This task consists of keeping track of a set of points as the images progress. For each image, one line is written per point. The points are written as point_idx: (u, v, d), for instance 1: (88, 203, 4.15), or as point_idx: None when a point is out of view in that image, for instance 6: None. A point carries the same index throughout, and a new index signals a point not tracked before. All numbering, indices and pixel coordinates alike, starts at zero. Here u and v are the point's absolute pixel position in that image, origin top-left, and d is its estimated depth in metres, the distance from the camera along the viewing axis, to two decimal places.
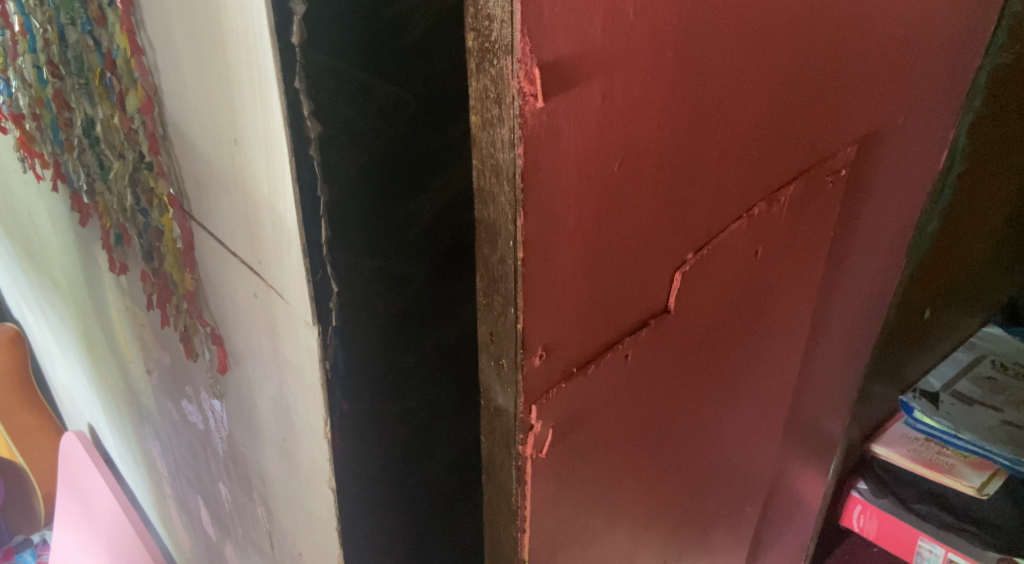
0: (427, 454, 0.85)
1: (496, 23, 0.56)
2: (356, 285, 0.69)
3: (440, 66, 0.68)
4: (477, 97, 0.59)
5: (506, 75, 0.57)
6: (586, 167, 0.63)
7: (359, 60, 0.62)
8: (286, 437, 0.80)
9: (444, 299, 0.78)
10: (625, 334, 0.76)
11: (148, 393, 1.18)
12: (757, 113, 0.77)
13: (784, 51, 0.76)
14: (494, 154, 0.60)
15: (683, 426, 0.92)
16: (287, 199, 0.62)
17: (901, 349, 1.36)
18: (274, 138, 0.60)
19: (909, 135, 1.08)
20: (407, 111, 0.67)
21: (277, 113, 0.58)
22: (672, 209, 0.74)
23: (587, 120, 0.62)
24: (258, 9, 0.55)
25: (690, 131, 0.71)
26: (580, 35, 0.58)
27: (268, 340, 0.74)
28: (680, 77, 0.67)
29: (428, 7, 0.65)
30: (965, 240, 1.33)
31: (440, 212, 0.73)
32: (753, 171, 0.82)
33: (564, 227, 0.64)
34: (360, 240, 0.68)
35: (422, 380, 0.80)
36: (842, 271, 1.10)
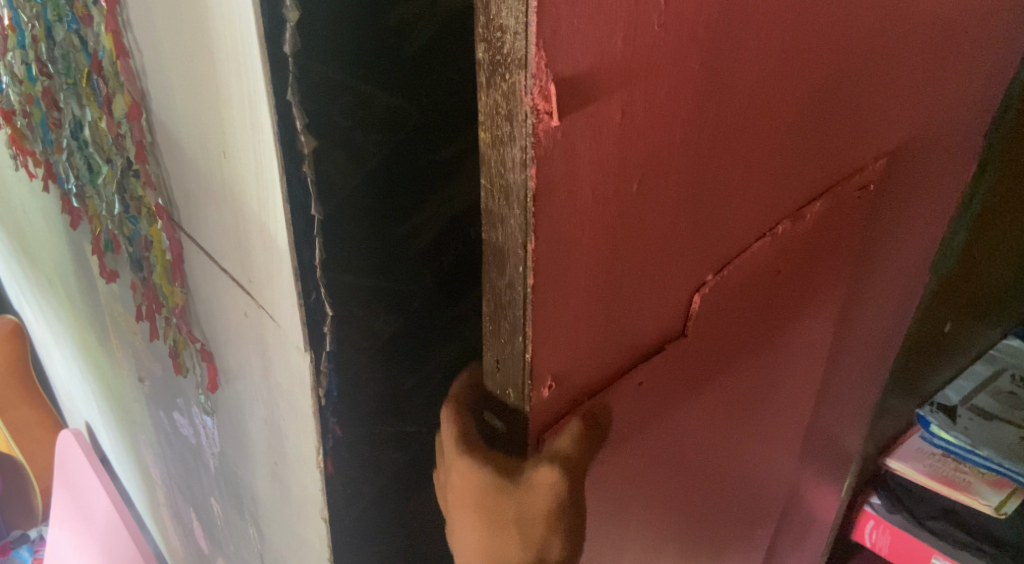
0: (428, 479, 0.80)
1: (508, 35, 0.51)
2: (353, 303, 0.65)
3: (448, 75, 0.63)
4: (487, 112, 0.55)
5: (518, 91, 0.52)
6: (601, 190, 0.59)
7: (357, 69, 0.57)
8: (276, 460, 0.76)
9: (449, 319, 0.74)
10: (639, 360, 0.71)
11: (141, 401, 1.14)
12: (785, 123, 0.72)
13: (816, 57, 0.71)
14: (504, 174, 0.56)
15: (695, 448, 0.87)
16: (280, 218, 0.57)
17: (921, 365, 1.31)
18: (266, 157, 0.55)
19: (942, 146, 1.02)
20: (411, 124, 0.62)
21: (269, 128, 0.54)
22: (692, 229, 0.69)
23: (605, 138, 0.57)
24: (249, 15, 0.51)
25: (714, 147, 0.66)
26: (599, 47, 0.54)
27: (259, 362, 0.70)
28: (705, 91, 0.62)
29: (437, 10, 0.60)
30: (988, 252, 1.28)
31: (445, 227, 0.69)
32: (778, 188, 0.77)
33: (577, 250, 0.60)
34: (357, 258, 0.64)
35: (422, 402, 0.76)
36: (867, 288, 1.05)
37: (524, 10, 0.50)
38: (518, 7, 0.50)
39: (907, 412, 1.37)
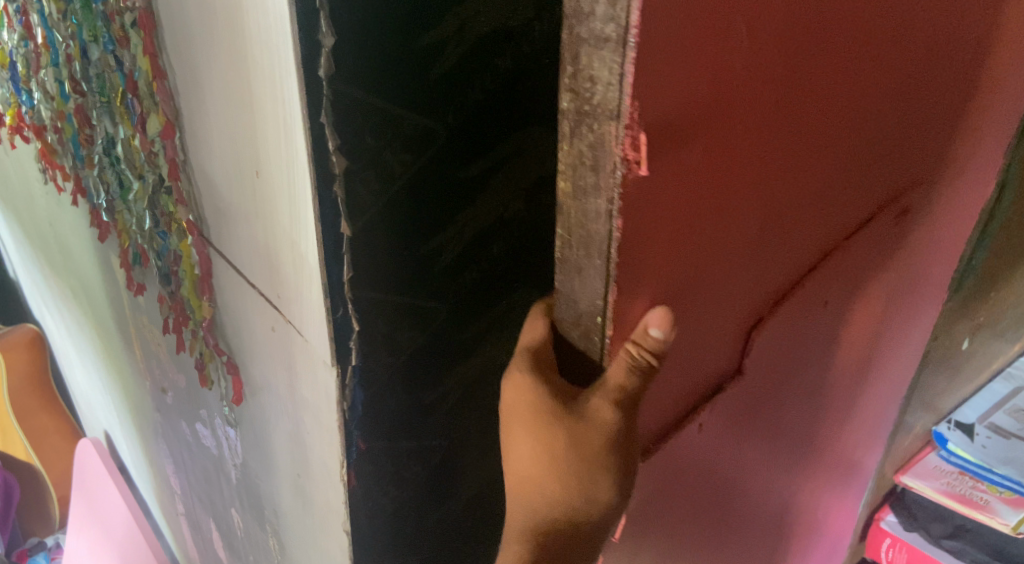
0: (441, 488, 0.83)
1: (600, 85, 0.50)
2: (380, 319, 0.67)
3: (472, 96, 0.66)
4: (573, 163, 0.53)
5: (608, 141, 0.50)
6: (680, 237, 0.57)
7: (388, 91, 0.59)
8: (299, 473, 0.77)
9: (470, 335, 0.78)
10: (699, 400, 0.71)
11: (163, 412, 1.16)
12: (844, 153, 0.71)
13: (879, 86, 0.70)
14: (586, 224, 0.54)
15: (732, 479, 0.85)
16: (311, 236, 0.59)
17: (938, 386, 1.31)
18: (300, 176, 0.57)
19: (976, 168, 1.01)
20: (437, 145, 0.65)
21: (304, 149, 0.55)
22: (755, 266, 0.68)
23: (687, 182, 0.55)
24: (288, 40, 0.53)
25: (781, 182, 0.65)
26: (688, 88, 0.51)
27: (285, 376, 0.71)
28: (777, 128, 0.61)
29: (465, 34, 0.62)
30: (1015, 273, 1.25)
31: (467, 245, 0.73)
32: (833, 213, 0.76)
33: (658, 289, 0.58)
34: (385, 276, 0.66)
35: (442, 419, 0.80)
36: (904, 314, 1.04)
37: (619, 61, 0.48)
38: (612, 58, 0.48)
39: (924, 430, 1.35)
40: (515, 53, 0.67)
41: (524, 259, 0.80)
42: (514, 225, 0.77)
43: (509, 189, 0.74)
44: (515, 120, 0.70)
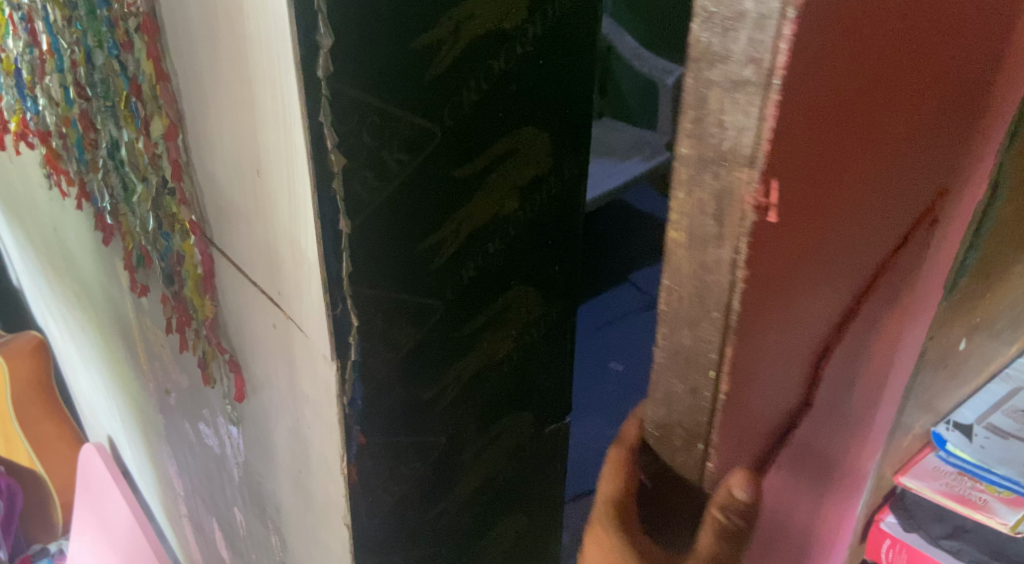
0: (431, 479, 0.87)
1: (731, 125, 0.37)
2: (379, 315, 0.70)
3: (467, 98, 0.68)
4: (688, 214, 0.40)
5: (737, 190, 0.38)
6: (792, 265, 0.45)
7: (386, 91, 0.61)
8: (301, 469, 0.79)
9: (469, 332, 0.82)
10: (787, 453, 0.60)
11: (166, 413, 1.17)
12: (944, 124, 0.58)
13: (984, 37, 0.56)
14: (703, 277, 0.41)
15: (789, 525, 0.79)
16: (310, 235, 0.60)
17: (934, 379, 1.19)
18: (299, 175, 0.57)
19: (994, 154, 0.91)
20: (433, 145, 0.67)
21: (303, 149, 0.56)
22: (853, 279, 0.56)
23: (805, 192, 0.43)
24: (287, 41, 0.52)
25: (888, 167, 0.52)
26: (820, 83, 0.39)
27: (286, 372, 0.72)
28: (891, 96, 0.47)
29: (459, 36, 0.64)
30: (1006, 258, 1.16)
31: (463, 242, 0.76)
32: (920, 197, 0.63)
33: (763, 348, 0.46)
34: (383, 272, 0.69)
35: (440, 412, 0.84)
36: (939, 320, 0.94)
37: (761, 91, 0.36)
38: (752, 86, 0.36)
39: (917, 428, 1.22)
40: (509, 55, 0.69)
41: (519, 257, 0.83)
42: (511, 225, 0.80)
43: (503, 188, 0.76)
44: (509, 122, 0.73)
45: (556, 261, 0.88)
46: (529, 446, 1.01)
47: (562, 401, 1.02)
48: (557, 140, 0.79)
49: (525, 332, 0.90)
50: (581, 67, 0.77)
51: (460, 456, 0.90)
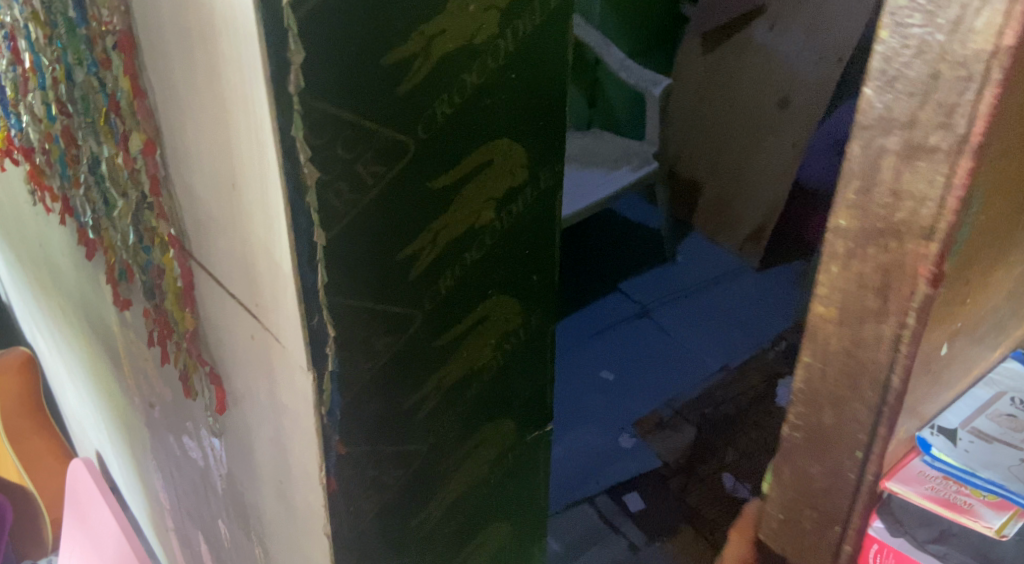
0: (411, 488, 0.88)
1: (918, 200, 0.49)
2: (356, 326, 0.71)
3: (441, 111, 0.69)
4: (846, 282, 0.54)
5: (910, 259, 0.50)
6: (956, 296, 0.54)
7: (358, 106, 0.62)
8: (282, 479, 0.79)
9: (448, 340, 0.83)
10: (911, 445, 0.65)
11: (150, 427, 1.18)
12: None
13: None
14: (855, 348, 0.56)
15: None
16: (284, 248, 0.59)
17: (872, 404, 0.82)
18: (272, 188, 0.57)
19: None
20: (407, 157, 0.68)
21: (274, 162, 0.56)
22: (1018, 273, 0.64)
23: (983, 235, 0.53)
24: (255, 54, 0.52)
25: None
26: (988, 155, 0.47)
27: (266, 383, 0.73)
28: None
29: (432, 51, 0.66)
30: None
31: (441, 252, 0.77)
32: None
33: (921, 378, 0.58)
34: (360, 283, 0.69)
35: (421, 421, 0.85)
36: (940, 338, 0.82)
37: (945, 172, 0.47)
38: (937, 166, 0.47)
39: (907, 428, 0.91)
40: (482, 68, 0.71)
41: (496, 266, 0.85)
42: (488, 235, 0.82)
43: (479, 198, 0.78)
44: (483, 134, 0.74)
45: (533, 271, 0.90)
46: (510, 454, 1.02)
47: (542, 409, 1.03)
48: (530, 151, 0.81)
49: (505, 340, 0.92)
50: (552, 80, 0.78)
51: (442, 464, 0.91)
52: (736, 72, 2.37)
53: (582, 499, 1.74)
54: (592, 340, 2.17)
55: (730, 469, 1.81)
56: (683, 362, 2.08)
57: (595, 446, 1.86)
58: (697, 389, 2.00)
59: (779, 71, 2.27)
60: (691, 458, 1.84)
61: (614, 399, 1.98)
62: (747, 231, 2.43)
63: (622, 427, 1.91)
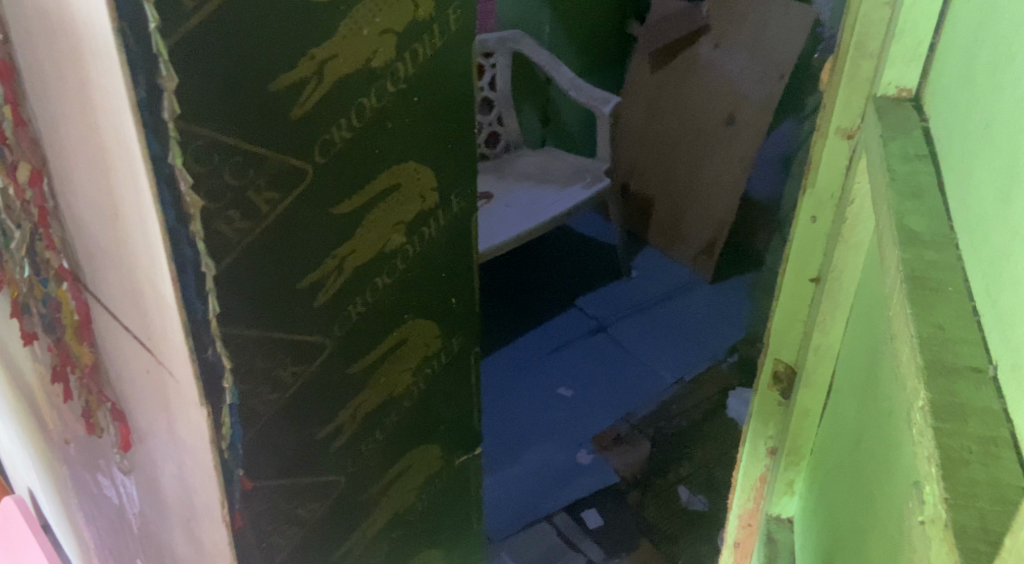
0: (328, 522, 0.85)
1: None
2: (259, 356, 0.69)
3: (340, 135, 0.68)
4: None
5: None
6: None
7: (247, 132, 0.60)
8: (189, 517, 0.77)
9: (363, 368, 0.81)
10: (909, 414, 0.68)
11: (69, 465, 1.13)
12: None
13: None
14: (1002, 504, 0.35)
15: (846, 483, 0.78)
16: (165, 278, 0.57)
17: (773, 405, 0.91)
18: (148, 216, 0.54)
19: (831, 123, 0.75)
20: (305, 183, 0.67)
21: (147, 189, 0.53)
22: None
23: None
24: (118, 75, 0.50)
25: None
26: None
27: (165, 420, 0.70)
28: None
29: (326, 74, 0.64)
30: (805, 236, 0.81)
31: (348, 278, 0.75)
32: None
33: None
34: (257, 312, 0.67)
35: (336, 452, 0.82)
36: (830, 347, 0.81)
37: None
38: None
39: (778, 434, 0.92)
40: (383, 91, 0.70)
41: (411, 291, 0.83)
42: (399, 258, 0.80)
43: (387, 221, 0.76)
44: (387, 159, 0.73)
45: (450, 293, 0.88)
46: (437, 479, 0.99)
47: (469, 433, 1.01)
48: (438, 174, 0.79)
49: (425, 365, 0.90)
50: (460, 101, 0.77)
51: (364, 495, 0.89)
52: (683, 90, 2.36)
53: (541, 517, 1.64)
54: (551, 356, 2.09)
55: (686, 481, 1.75)
56: (639, 378, 2.01)
57: (555, 463, 1.77)
58: (653, 403, 1.94)
59: (726, 88, 2.25)
60: (647, 471, 1.77)
61: (574, 415, 1.90)
62: (700, 245, 2.38)
63: (579, 444, 1.82)
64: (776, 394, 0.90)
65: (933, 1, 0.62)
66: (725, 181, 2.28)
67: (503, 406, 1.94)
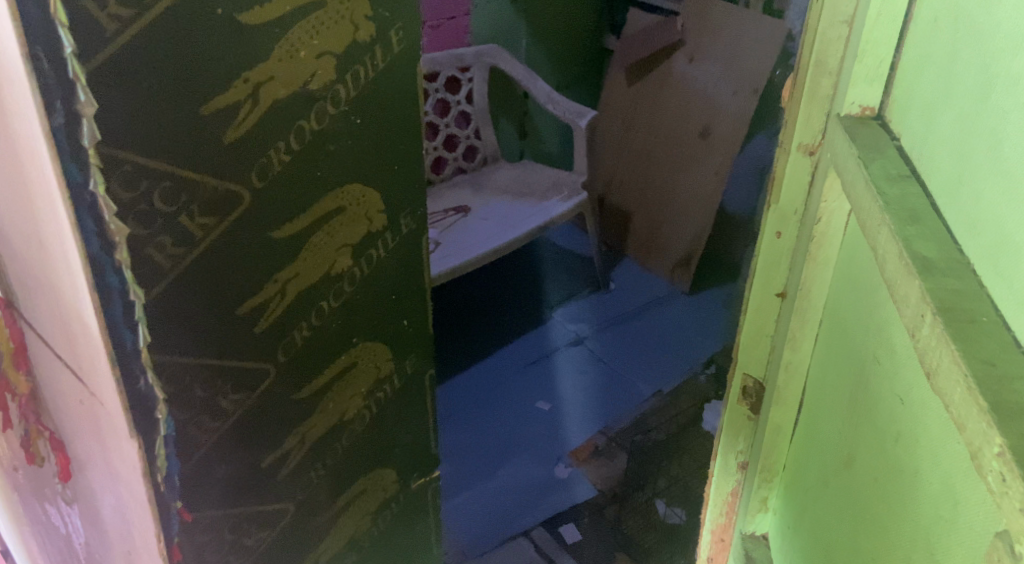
0: (274, 552, 0.83)
1: None
2: (196, 384, 0.67)
3: (277, 158, 0.67)
4: None
5: None
6: None
7: (176, 156, 0.59)
8: (129, 548, 0.75)
9: (310, 393, 0.80)
10: (852, 430, 0.67)
11: (17, 490, 1.10)
12: None
13: None
14: None
15: (810, 506, 0.77)
16: (89, 309, 0.55)
17: (743, 419, 0.90)
18: (68, 245, 0.53)
19: (793, 138, 0.75)
20: (243, 206, 0.65)
21: (64, 217, 0.51)
22: None
23: None
24: (28, 99, 0.48)
25: None
26: None
27: (100, 450, 0.68)
28: None
29: (261, 96, 0.63)
30: (770, 251, 0.81)
31: (292, 301, 0.74)
32: None
33: None
34: (194, 340, 0.66)
35: (283, 480, 0.81)
36: (800, 363, 0.80)
37: None
38: None
39: (749, 449, 0.91)
40: (323, 111, 0.68)
41: (361, 313, 0.82)
42: (346, 282, 0.78)
43: (332, 244, 0.75)
44: (329, 181, 0.72)
45: (403, 315, 0.87)
46: (394, 503, 0.98)
47: (427, 455, 0.99)
48: (387, 195, 0.78)
49: (377, 389, 0.88)
50: (406, 121, 0.76)
51: (313, 522, 0.87)
52: (658, 103, 2.36)
53: (518, 533, 1.62)
54: (528, 370, 2.07)
55: (663, 495, 1.71)
56: (617, 389, 2.00)
57: (532, 478, 1.76)
58: (632, 414, 1.92)
59: (701, 101, 2.26)
60: (626, 486, 1.73)
61: (551, 429, 1.88)
62: (677, 257, 2.38)
63: (558, 458, 1.81)
64: (745, 408, 0.89)
65: (894, 21, 0.61)
66: (699, 194, 2.29)
67: (478, 420, 1.92)
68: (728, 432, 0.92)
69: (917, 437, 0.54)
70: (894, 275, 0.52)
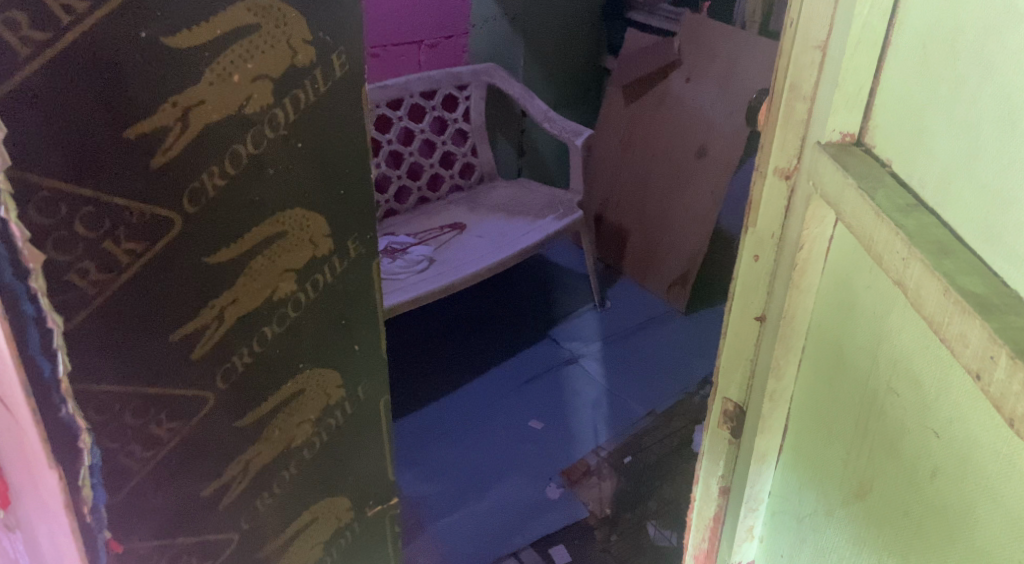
0: None
1: None
2: (127, 412, 0.66)
3: (211, 183, 0.65)
4: None
5: None
6: None
7: (95, 180, 0.58)
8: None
9: (253, 420, 0.78)
10: (863, 461, 0.65)
11: None
12: None
13: None
14: None
15: (813, 535, 0.75)
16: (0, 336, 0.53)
17: (723, 442, 0.88)
18: None
19: (769, 162, 0.73)
20: (173, 230, 0.64)
21: None
22: None
23: None
24: None
25: None
26: None
27: (27, 477, 0.67)
28: None
29: (191, 120, 0.62)
30: (749, 275, 0.79)
31: (231, 326, 0.72)
32: None
33: None
34: (123, 367, 0.65)
35: (225, 508, 0.79)
36: (783, 392, 0.78)
37: None
38: None
39: (729, 475, 0.88)
40: (259, 135, 0.67)
41: (308, 338, 0.80)
42: (290, 306, 0.77)
43: (274, 269, 0.74)
44: (268, 205, 0.71)
45: (354, 341, 0.85)
46: (350, 528, 0.96)
47: (383, 481, 0.97)
48: (332, 220, 0.77)
49: (328, 415, 0.86)
50: (351, 145, 0.75)
51: (262, 549, 0.85)
52: (655, 123, 2.35)
53: (507, 554, 1.59)
54: (520, 390, 2.05)
55: (655, 517, 1.70)
56: (610, 409, 1.98)
57: (523, 497, 1.73)
58: (623, 435, 1.90)
59: (696, 121, 2.24)
60: (616, 507, 1.71)
61: (543, 449, 1.86)
62: (672, 276, 2.36)
63: (550, 477, 1.78)
64: (726, 433, 0.87)
65: (873, 46, 0.60)
66: (691, 214, 2.27)
67: (469, 440, 1.89)
68: (711, 456, 0.90)
69: (966, 478, 0.52)
70: (939, 315, 0.49)
